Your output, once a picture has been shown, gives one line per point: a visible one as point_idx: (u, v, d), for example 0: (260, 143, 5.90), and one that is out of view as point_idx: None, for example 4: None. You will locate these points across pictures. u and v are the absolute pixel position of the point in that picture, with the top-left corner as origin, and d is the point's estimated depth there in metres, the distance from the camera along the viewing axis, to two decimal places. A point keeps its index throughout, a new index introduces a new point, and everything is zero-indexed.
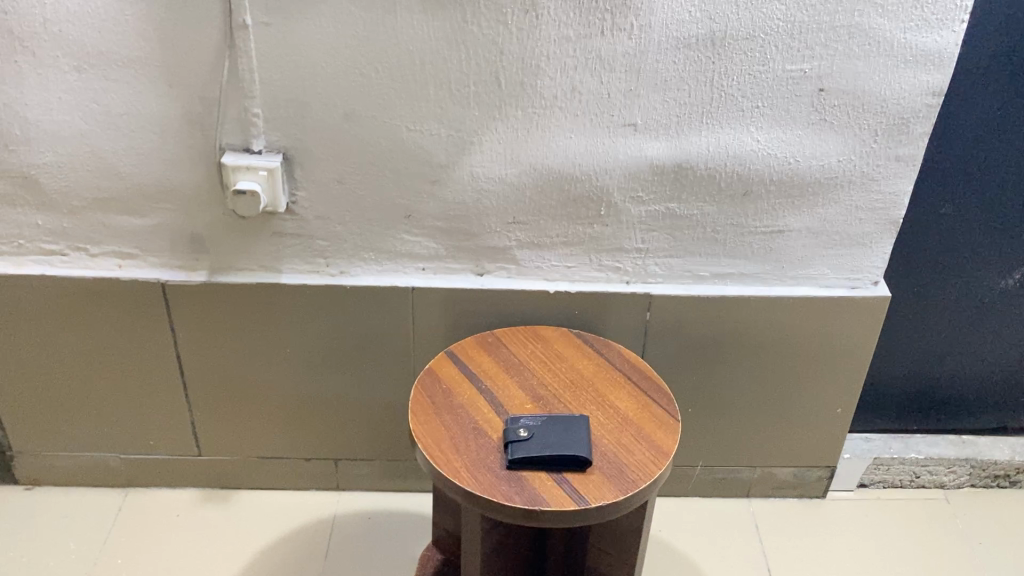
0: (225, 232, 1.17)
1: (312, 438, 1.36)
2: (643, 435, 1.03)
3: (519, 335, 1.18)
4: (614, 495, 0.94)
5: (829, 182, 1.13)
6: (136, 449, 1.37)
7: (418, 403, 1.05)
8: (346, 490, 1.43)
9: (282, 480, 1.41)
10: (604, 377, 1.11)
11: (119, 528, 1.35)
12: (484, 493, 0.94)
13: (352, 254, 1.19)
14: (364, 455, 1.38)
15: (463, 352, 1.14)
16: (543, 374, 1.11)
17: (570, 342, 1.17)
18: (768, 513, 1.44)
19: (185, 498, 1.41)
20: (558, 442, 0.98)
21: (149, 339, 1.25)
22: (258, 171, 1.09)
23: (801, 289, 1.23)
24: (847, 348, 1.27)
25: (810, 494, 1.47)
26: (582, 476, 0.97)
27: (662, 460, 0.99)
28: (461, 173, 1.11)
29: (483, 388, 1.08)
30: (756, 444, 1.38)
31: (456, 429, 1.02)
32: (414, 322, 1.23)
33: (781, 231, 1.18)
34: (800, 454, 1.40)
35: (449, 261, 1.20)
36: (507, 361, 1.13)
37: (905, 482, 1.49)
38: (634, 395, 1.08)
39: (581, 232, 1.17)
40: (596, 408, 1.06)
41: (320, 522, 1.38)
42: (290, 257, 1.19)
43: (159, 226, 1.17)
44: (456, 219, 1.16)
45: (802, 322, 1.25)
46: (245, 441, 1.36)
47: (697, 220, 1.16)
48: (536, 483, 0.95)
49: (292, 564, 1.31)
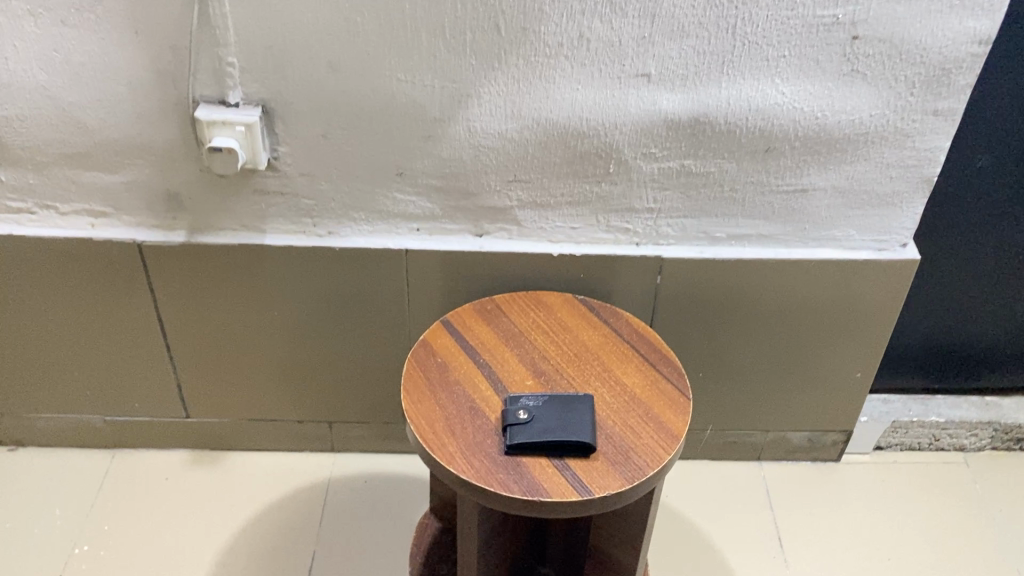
0: (203, 190, 1.08)
1: (304, 399, 1.30)
2: (652, 416, 0.96)
3: (520, 302, 1.10)
4: (619, 484, 0.89)
5: (860, 137, 1.04)
6: (121, 411, 1.31)
7: (411, 379, 0.98)
8: (342, 452, 1.37)
9: (274, 441, 1.36)
10: (610, 348, 1.04)
11: (107, 493, 1.30)
12: (481, 482, 0.88)
13: (341, 214, 1.11)
14: (359, 418, 1.32)
15: (460, 320, 1.06)
16: (545, 346, 1.04)
17: (575, 310, 1.09)
18: (780, 477, 1.39)
19: (174, 460, 1.35)
20: (561, 427, 0.92)
21: (128, 301, 1.18)
22: (235, 126, 1.00)
23: (823, 251, 1.14)
24: (873, 311, 1.19)
25: (825, 457, 1.41)
26: (586, 462, 0.91)
27: (671, 444, 0.93)
28: (457, 127, 1.02)
29: (481, 362, 1.01)
30: (770, 407, 1.31)
31: (451, 408, 0.96)
32: (409, 285, 1.16)
33: (805, 190, 1.09)
34: (817, 418, 1.33)
35: (446, 221, 1.11)
36: (507, 332, 1.05)
37: (924, 444, 1.43)
38: (643, 369, 1.01)
39: (588, 190, 1.08)
40: (602, 385, 0.99)
41: (313, 488, 1.33)
42: (275, 216, 1.11)
43: (132, 183, 1.08)
44: (452, 177, 1.07)
45: (824, 285, 1.17)
46: (235, 402, 1.30)
47: (714, 177, 1.07)
48: (537, 470, 0.90)
49: (284, 533, 1.27)
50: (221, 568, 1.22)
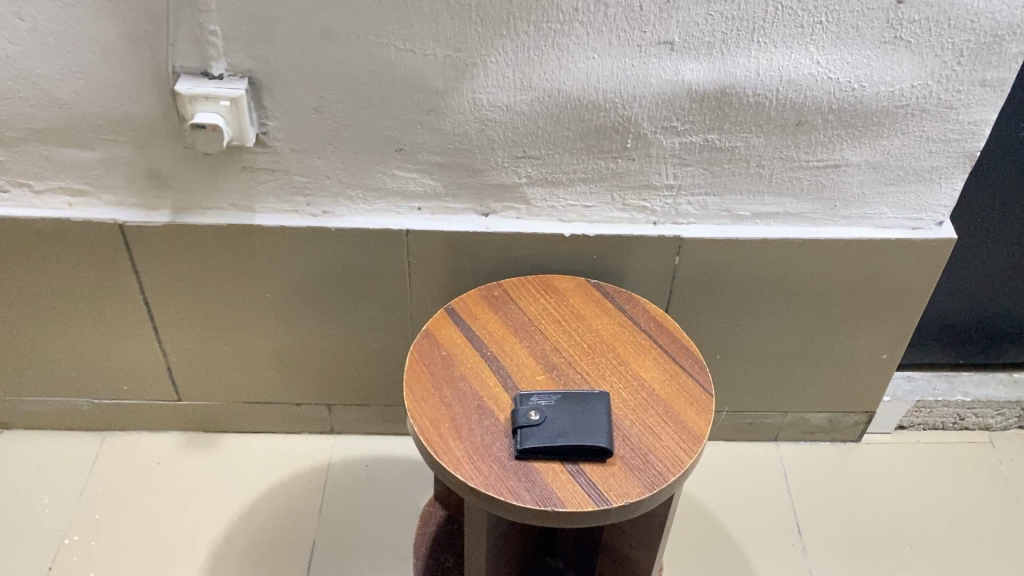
0: (187, 168, 1.00)
1: (301, 382, 1.23)
2: (672, 415, 0.90)
3: (530, 287, 1.03)
4: (638, 492, 0.83)
5: (899, 110, 0.95)
6: (109, 393, 1.25)
7: (414, 374, 0.92)
8: (342, 435, 1.32)
9: (271, 423, 1.30)
10: (627, 338, 0.97)
11: (97, 479, 1.25)
12: (490, 490, 0.82)
13: (336, 192, 1.03)
14: (359, 401, 1.26)
15: (465, 308, 0.99)
16: (556, 337, 0.97)
17: (588, 296, 1.02)
18: (798, 459, 1.33)
19: (166, 444, 1.29)
20: (576, 430, 0.85)
21: (112, 283, 1.11)
22: (219, 100, 0.91)
23: (854, 230, 1.07)
24: (904, 291, 1.12)
25: (844, 437, 1.35)
26: (602, 467, 0.85)
27: (693, 446, 0.87)
28: (462, 100, 0.94)
29: (489, 355, 0.94)
30: (791, 388, 1.25)
31: (457, 407, 0.89)
32: (411, 266, 1.08)
33: (837, 165, 1.00)
34: (839, 399, 1.27)
35: (450, 200, 1.04)
36: (515, 321, 0.98)
37: (948, 424, 1.37)
38: (662, 362, 0.95)
39: (603, 167, 1.00)
40: (617, 380, 0.93)
41: (312, 473, 1.27)
42: (265, 195, 1.03)
43: (110, 159, 1.00)
44: (456, 152, 0.99)
45: (853, 265, 1.09)
46: (228, 385, 1.24)
47: (740, 152, 0.99)
48: (550, 476, 0.84)
49: (282, 521, 1.21)
50: (217, 558, 1.16)
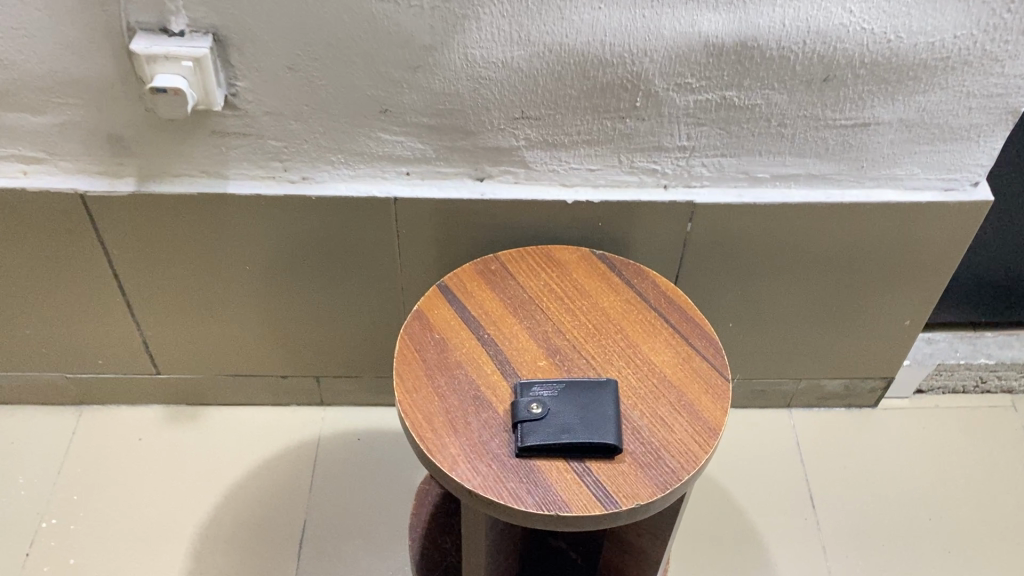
0: (151, 133, 0.91)
1: (287, 354, 1.16)
2: (685, 404, 0.83)
3: (530, 260, 0.94)
4: (649, 492, 0.76)
5: (938, 63, 0.85)
6: (84, 368, 1.18)
7: (404, 361, 0.85)
8: (332, 406, 1.25)
9: (257, 395, 1.23)
10: (635, 317, 0.89)
11: (75, 457, 1.18)
12: (488, 491, 0.76)
13: (315, 157, 0.94)
14: (349, 372, 1.19)
15: (459, 285, 0.91)
16: (559, 317, 0.89)
17: (593, 269, 0.94)
18: (812, 427, 1.27)
19: (147, 418, 1.23)
20: (581, 426, 0.78)
21: (77, 256, 1.02)
22: (181, 61, 0.81)
23: (882, 192, 0.98)
24: (932, 256, 1.04)
25: (860, 403, 1.29)
26: (610, 465, 0.78)
27: (708, 439, 0.80)
28: (453, 56, 0.84)
29: (485, 338, 0.87)
30: (806, 355, 1.18)
31: (452, 398, 0.82)
32: (400, 235, 1.00)
33: (867, 124, 0.91)
34: (856, 365, 1.20)
35: (441, 164, 0.95)
36: (514, 299, 0.90)
37: (969, 387, 1.31)
38: (674, 344, 0.87)
39: (610, 128, 0.91)
40: (626, 366, 0.85)
41: (301, 448, 1.20)
42: (239, 161, 0.94)
43: (65, 123, 0.90)
44: (447, 113, 0.89)
45: (880, 229, 1.01)
46: (210, 358, 1.17)
47: (760, 110, 0.90)
48: (553, 475, 0.77)
49: (271, 501, 1.15)
50: (204, 542, 1.11)
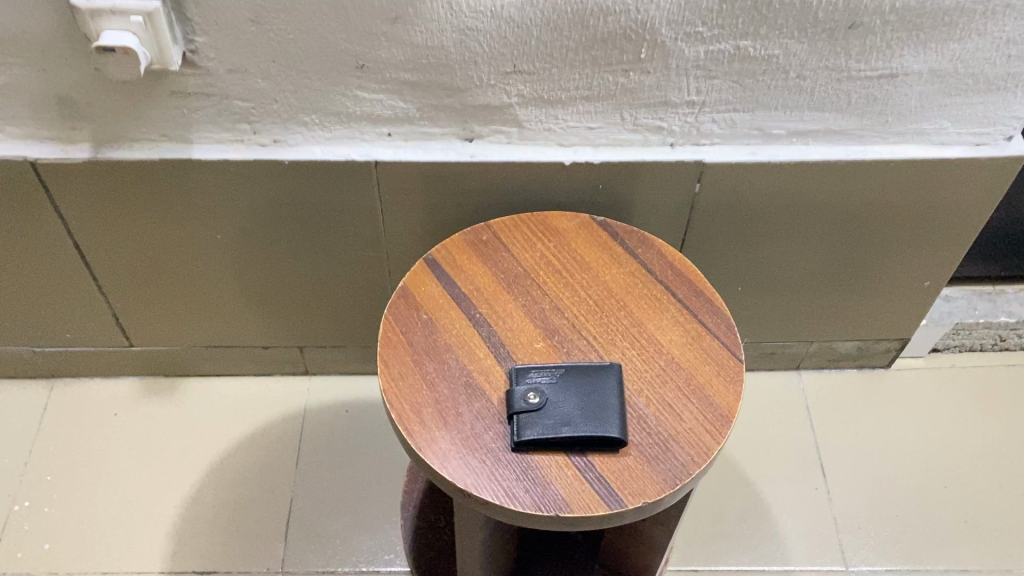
0: (103, 94, 0.82)
1: (266, 324, 1.09)
2: (694, 389, 0.76)
3: (525, 229, 0.87)
4: (656, 488, 0.70)
5: (977, 7, 0.76)
6: (52, 341, 1.11)
7: (389, 345, 0.78)
8: (317, 376, 1.18)
9: (238, 366, 1.16)
10: (640, 292, 0.82)
11: (48, 435, 1.12)
12: (482, 489, 0.70)
13: (287, 118, 0.85)
14: (333, 341, 1.12)
15: (448, 259, 0.84)
16: (558, 293, 0.82)
17: (594, 238, 0.86)
18: (822, 390, 1.21)
19: (123, 391, 1.16)
20: (583, 418, 0.72)
21: (34, 228, 0.94)
22: (128, 16, 0.72)
23: (906, 148, 0.90)
24: (957, 215, 0.97)
25: (873, 364, 1.22)
26: (614, 458, 0.72)
27: (720, 429, 0.74)
28: (434, 5, 0.74)
29: (477, 317, 0.80)
30: (818, 318, 1.12)
31: (441, 385, 0.76)
32: (383, 200, 0.92)
33: (894, 74, 0.82)
34: (870, 328, 1.14)
35: (426, 123, 0.86)
36: (508, 273, 0.83)
37: (987, 345, 1.24)
38: (682, 322, 0.80)
39: (612, 82, 0.82)
40: (630, 346, 0.79)
41: (285, 421, 1.14)
42: (203, 123, 0.85)
43: (8, 86, 0.81)
44: (430, 68, 0.80)
45: (902, 188, 0.93)
46: (185, 329, 1.10)
47: (777, 62, 0.81)
48: (552, 471, 0.71)
49: (255, 478, 1.09)
50: (186, 523, 1.05)
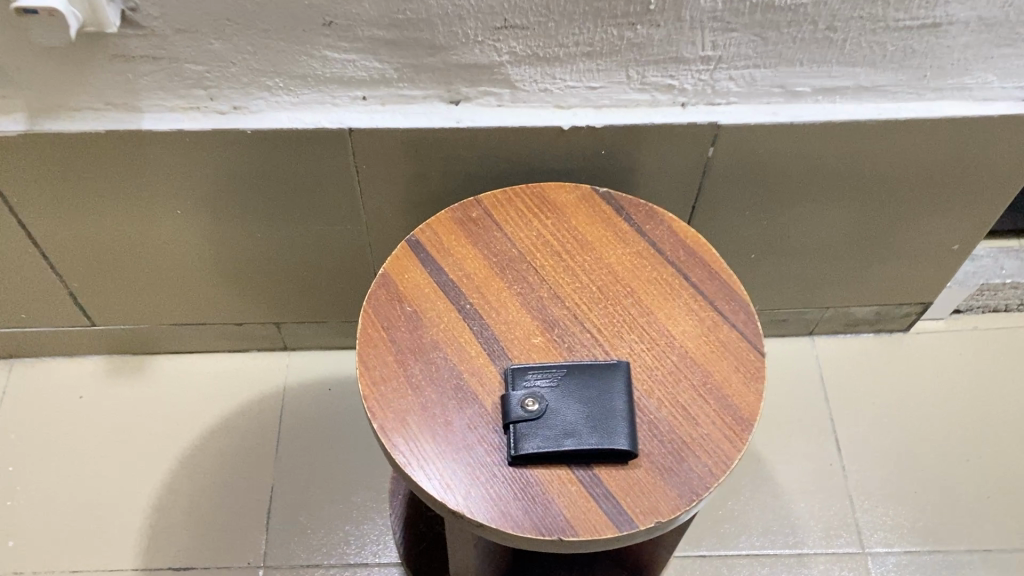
0: (34, 60, 0.71)
1: (239, 299, 1.01)
2: (711, 388, 0.68)
3: (519, 204, 0.78)
4: (670, 505, 0.63)
5: None
6: (7, 322, 1.02)
7: (370, 343, 0.69)
8: (297, 351, 1.10)
9: (211, 343, 1.08)
10: (648, 276, 0.74)
11: (8, 421, 1.04)
12: (477, 509, 0.62)
13: (247, 83, 0.75)
14: (313, 316, 1.04)
15: (434, 241, 0.75)
16: (557, 279, 0.73)
17: (596, 214, 0.77)
18: (837, 356, 1.14)
19: (88, 372, 1.08)
20: (589, 428, 0.64)
21: None
22: None
23: (944, 105, 0.80)
24: (995, 176, 0.88)
25: (891, 327, 1.15)
26: (623, 472, 0.64)
27: (741, 434, 0.66)
28: None
29: (468, 309, 0.71)
30: (835, 282, 1.04)
31: (428, 389, 0.67)
32: (360, 170, 0.82)
33: (937, 24, 0.72)
34: (889, 292, 1.06)
35: (405, 86, 0.76)
36: (501, 256, 0.74)
37: (1012, 305, 1.16)
38: (696, 310, 0.72)
39: (616, 37, 0.72)
40: (638, 340, 0.70)
41: (264, 401, 1.06)
42: (152, 90, 0.75)
43: None
44: (408, 25, 0.70)
45: (937, 148, 0.84)
46: (151, 308, 1.01)
47: (805, 12, 0.70)
48: (554, 487, 0.63)
49: (233, 465, 1.02)
50: (161, 515, 0.98)
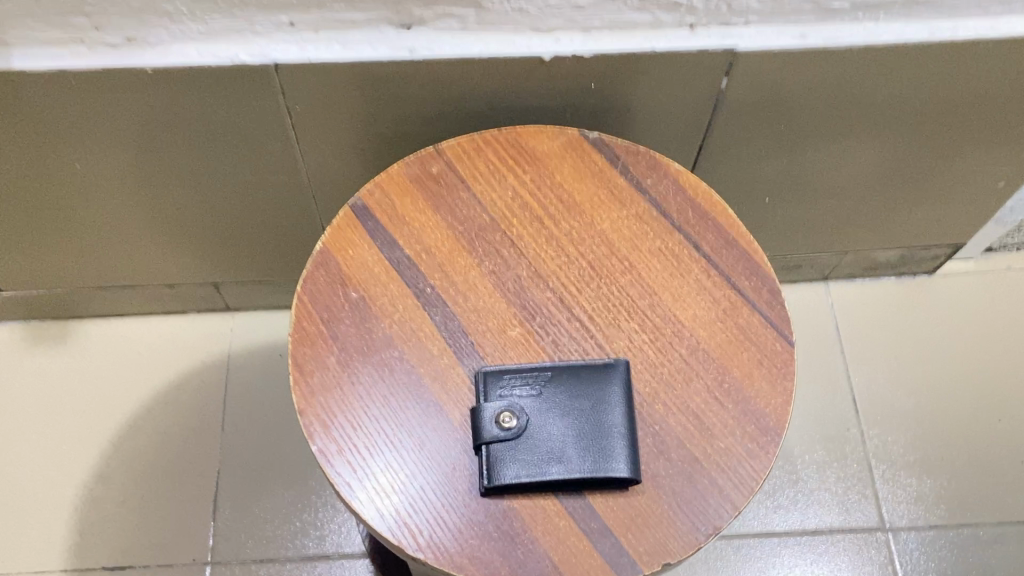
0: None
1: (166, 258, 0.86)
2: (730, 391, 0.55)
3: (491, 154, 0.63)
4: (679, 543, 0.51)
5: None
6: None
7: (306, 340, 0.56)
8: (243, 310, 0.97)
9: (142, 304, 0.94)
10: (650, 247, 0.60)
11: None
12: (442, 554, 0.50)
13: (139, 8, 0.58)
14: (256, 273, 0.90)
15: (386, 205, 0.60)
16: (537, 251, 0.59)
17: (586, 166, 0.63)
18: (854, 302, 1.02)
19: (3, 340, 0.94)
20: (580, 452, 0.52)
21: None
22: None
23: (1012, 22, 0.65)
24: None
25: (914, 270, 1.02)
26: (623, 502, 0.52)
27: (766, 449, 0.54)
28: None
29: (427, 292, 0.58)
30: (857, 223, 0.90)
31: (380, 398, 0.54)
32: (295, 111, 0.67)
33: None
34: (916, 233, 0.93)
35: (342, 8, 0.60)
36: (469, 224, 0.60)
37: None
38: (710, 290, 0.58)
39: None
40: (638, 329, 0.57)
41: (206, 370, 0.93)
42: (18, 19, 0.59)
43: None
44: None
45: (996, 75, 0.69)
46: (64, 270, 0.87)
47: None
48: (537, 524, 0.51)
49: (172, 446, 0.89)
50: (91, 506, 0.86)
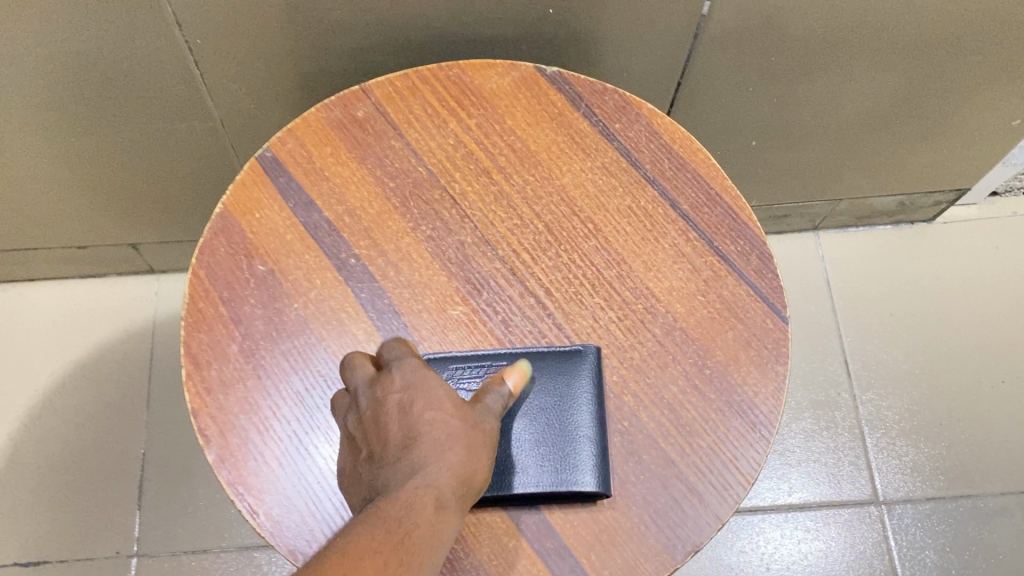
0: None
1: (74, 219, 0.76)
2: (713, 379, 0.46)
3: (429, 95, 0.53)
4: (652, 563, 0.42)
5: None
6: None
7: (203, 326, 0.46)
8: (172, 272, 0.87)
9: (57, 268, 0.84)
10: (618, 206, 0.50)
11: None
12: None
13: None
14: (180, 230, 0.80)
15: (301, 158, 0.50)
16: (483, 212, 0.50)
17: (542, 109, 0.53)
18: (846, 253, 0.93)
19: None
20: (534, 459, 0.43)
21: None
22: None
23: None
24: None
25: (913, 218, 0.93)
26: (585, 516, 0.43)
27: (757, 449, 0.45)
28: None
29: (350, 264, 0.48)
30: (852, 168, 0.81)
31: (292, 396, 0.45)
32: (196, 45, 0.56)
33: None
34: (917, 177, 0.84)
35: None
36: (401, 179, 0.50)
37: None
38: (689, 256, 0.49)
39: None
40: (603, 305, 0.48)
41: (130, 339, 0.84)
42: None
43: None
44: None
45: None
46: None
47: None
48: (482, 545, 0.42)
49: (92, 426, 0.80)
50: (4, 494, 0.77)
